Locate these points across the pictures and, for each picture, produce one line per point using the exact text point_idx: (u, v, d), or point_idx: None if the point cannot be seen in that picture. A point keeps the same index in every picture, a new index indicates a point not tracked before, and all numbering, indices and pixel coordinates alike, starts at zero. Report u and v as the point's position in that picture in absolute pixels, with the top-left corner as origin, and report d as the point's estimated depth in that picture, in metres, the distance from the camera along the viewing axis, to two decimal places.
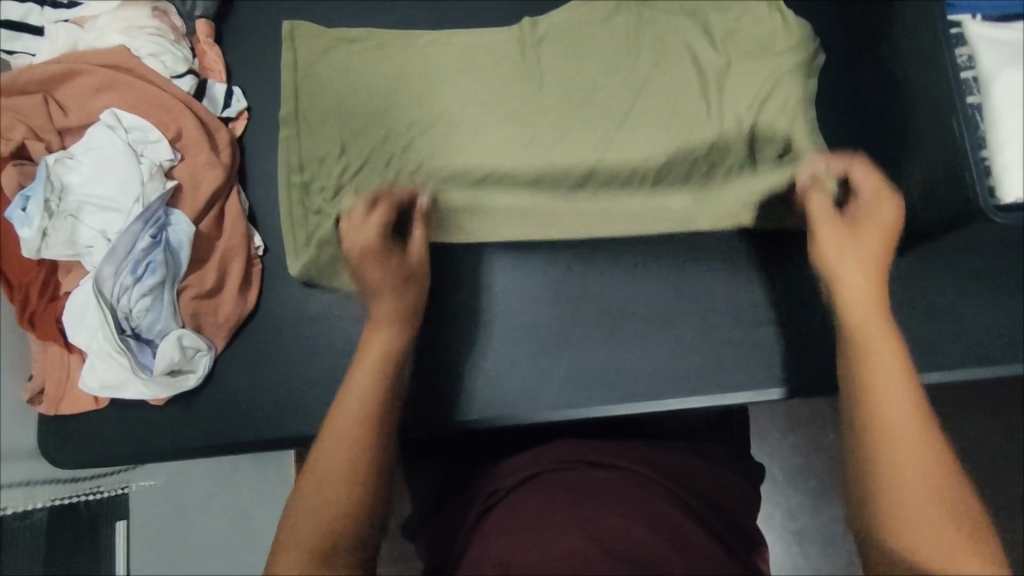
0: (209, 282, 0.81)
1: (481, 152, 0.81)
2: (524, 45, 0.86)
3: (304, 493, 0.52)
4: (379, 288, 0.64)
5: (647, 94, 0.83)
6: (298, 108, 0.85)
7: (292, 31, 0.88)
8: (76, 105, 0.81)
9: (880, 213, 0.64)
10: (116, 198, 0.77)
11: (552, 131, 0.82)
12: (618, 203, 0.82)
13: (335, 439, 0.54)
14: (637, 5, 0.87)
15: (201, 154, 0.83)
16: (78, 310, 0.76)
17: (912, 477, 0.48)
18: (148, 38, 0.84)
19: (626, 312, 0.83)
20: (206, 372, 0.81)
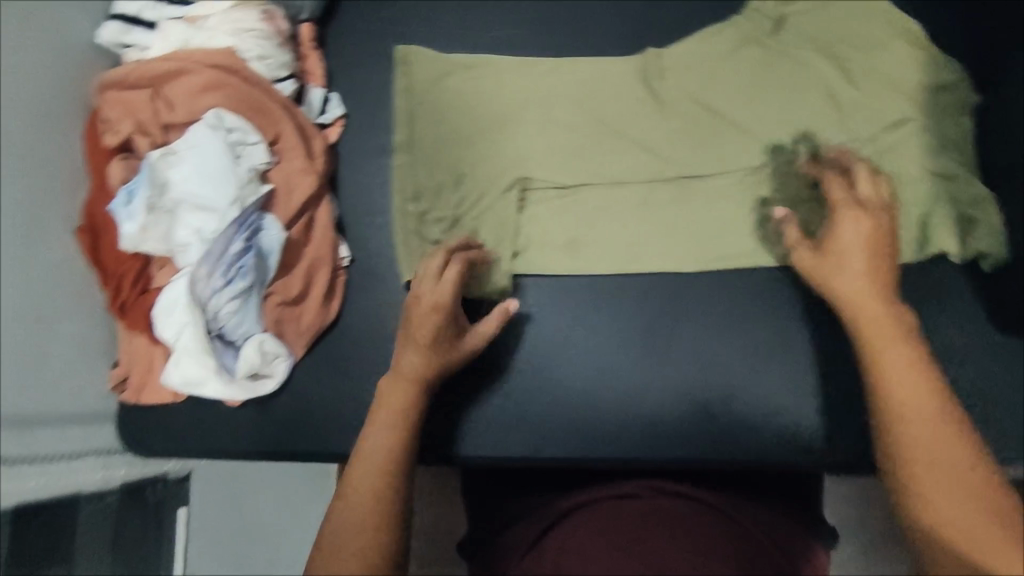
0: (295, 290, 0.82)
1: (603, 175, 0.85)
2: (648, 80, 0.87)
3: (336, 526, 0.56)
4: (413, 341, 0.67)
5: (786, 132, 0.82)
6: (413, 136, 0.88)
7: (405, 56, 0.91)
8: (181, 101, 0.81)
9: (841, 229, 0.65)
10: (212, 200, 0.78)
11: (662, 166, 0.84)
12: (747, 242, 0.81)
13: (364, 463, 0.59)
14: (764, 38, 0.86)
15: (297, 159, 0.84)
16: (170, 305, 0.78)
17: (935, 467, 0.50)
18: (255, 41, 0.84)
19: (714, 367, 0.79)
20: (284, 377, 0.82)
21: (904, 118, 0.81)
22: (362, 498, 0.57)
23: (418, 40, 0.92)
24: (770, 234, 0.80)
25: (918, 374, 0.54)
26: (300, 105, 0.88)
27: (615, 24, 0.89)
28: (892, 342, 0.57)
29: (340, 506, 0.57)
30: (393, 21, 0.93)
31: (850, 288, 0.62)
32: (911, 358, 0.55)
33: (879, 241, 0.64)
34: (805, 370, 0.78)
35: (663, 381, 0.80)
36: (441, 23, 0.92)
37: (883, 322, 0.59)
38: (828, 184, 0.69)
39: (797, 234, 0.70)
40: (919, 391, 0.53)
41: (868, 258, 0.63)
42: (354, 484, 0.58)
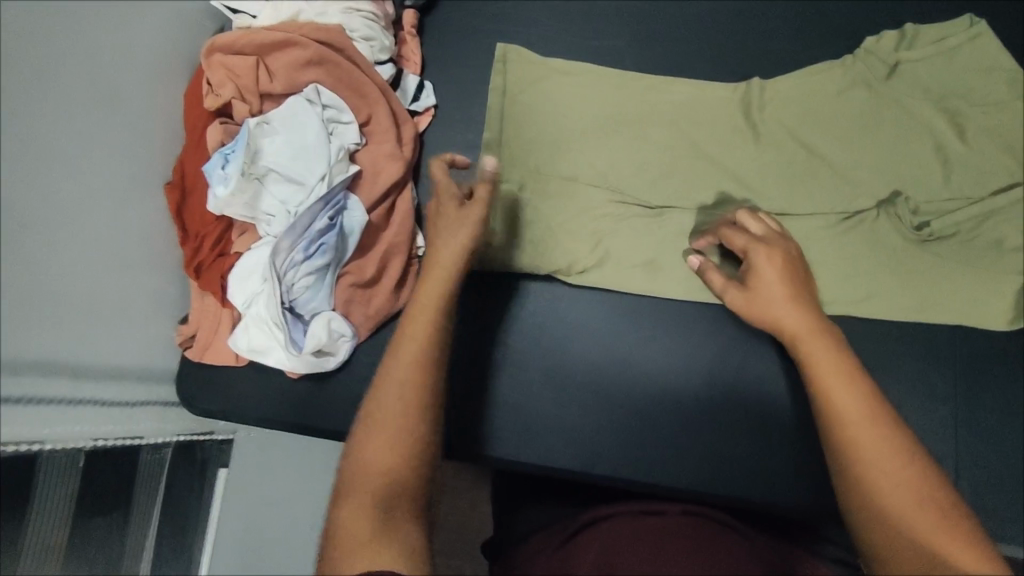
0: (369, 274, 0.82)
1: (687, 196, 0.85)
2: (748, 108, 0.86)
3: (359, 465, 0.53)
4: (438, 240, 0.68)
5: (888, 180, 0.83)
6: (502, 137, 0.87)
7: (505, 54, 0.90)
8: (281, 72, 0.82)
9: (761, 260, 0.70)
10: (302, 174, 0.79)
11: (757, 195, 0.83)
12: (844, 285, 0.79)
13: (395, 388, 0.57)
14: (873, 80, 0.86)
15: (386, 143, 0.84)
16: (246, 273, 0.80)
17: (898, 499, 0.51)
18: (363, 21, 0.85)
19: (778, 406, 0.78)
20: (345, 357, 0.82)
21: (1015, 181, 0.83)
22: (385, 452, 0.54)
23: (518, 37, 0.92)
24: (849, 280, 0.80)
25: (866, 407, 0.56)
26: (396, 89, 0.88)
27: (717, 50, 0.89)
28: (836, 376, 0.59)
29: (363, 442, 0.55)
30: (495, 15, 0.93)
31: (791, 322, 0.65)
32: (860, 402, 0.56)
33: (799, 276, 0.69)
34: None
35: (722, 414, 0.78)
36: (543, 23, 0.92)
37: (832, 359, 0.60)
38: (726, 235, 0.76)
39: (719, 278, 0.74)
40: (865, 424, 0.55)
41: (791, 294, 0.67)
42: (375, 435, 0.55)
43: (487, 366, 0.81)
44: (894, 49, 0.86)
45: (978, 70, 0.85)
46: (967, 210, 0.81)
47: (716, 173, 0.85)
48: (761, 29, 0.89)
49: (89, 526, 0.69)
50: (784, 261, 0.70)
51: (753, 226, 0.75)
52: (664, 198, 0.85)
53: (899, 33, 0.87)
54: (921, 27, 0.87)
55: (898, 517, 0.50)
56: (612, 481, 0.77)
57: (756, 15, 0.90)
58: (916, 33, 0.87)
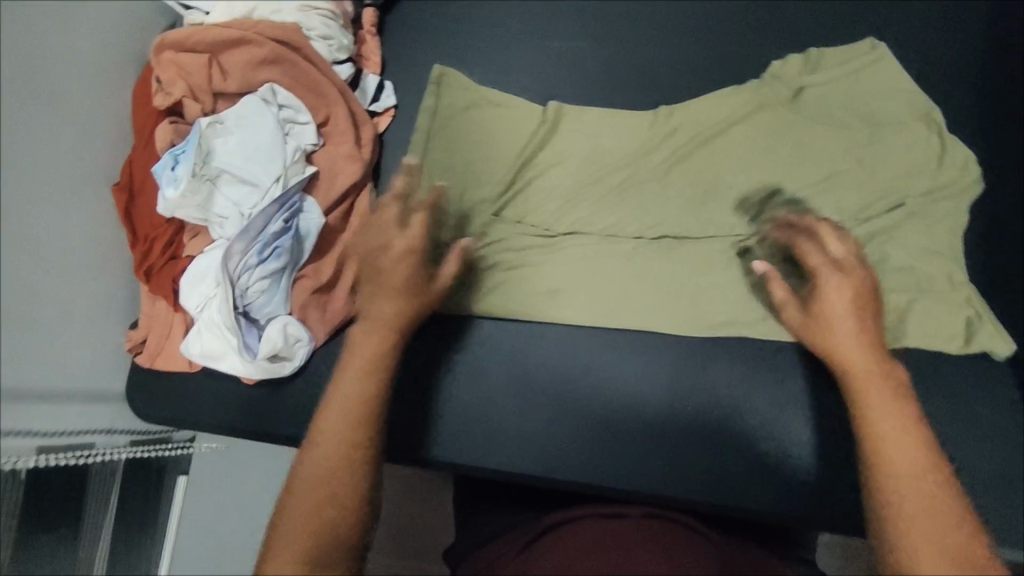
0: (325, 277, 0.81)
1: (642, 204, 0.85)
2: (681, 122, 0.86)
3: (291, 519, 0.51)
4: (387, 298, 0.63)
5: (789, 200, 0.82)
6: (424, 158, 0.86)
7: (440, 76, 0.89)
8: (236, 71, 0.80)
9: (835, 291, 0.63)
10: (256, 176, 0.77)
11: (646, 224, 0.84)
12: (733, 306, 0.80)
13: (324, 434, 0.55)
14: (805, 92, 0.87)
15: (344, 144, 0.83)
16: (198, 276, 0.78)
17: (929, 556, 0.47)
18: (321, 20, 0.83)
19: (740, 408, 0.77)
20: (301, 363, 0.80)
21: (897, 204, 0.83)
22: (315, 503, 0.52)
23: (480, 39, 0.91)
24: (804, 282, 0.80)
25: (918, 458, 0.51)
26: (355, 89, 0.87)
27: (677, 54, 0.89)
28: (900, 422, 0.53)
29: (293, 494, 0.52)
30: (457, 16, 0.92)
31: (858, 360, 0.59)
32: (915, 453, 0.51)
33: (871, 308, 0.62)
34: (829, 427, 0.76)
35: (683, 416, 0.78)
36: (505, 25, 0.92)
37: (893, 402, 0.55)
38: (800, 244, 0.67)
39: (784, 291, 0.67)
40: (915, 477, 0.50)
41: (863, 328, 0.61)
42: (303, 487, 0.53)
43: (442, 373, 0.81)
44: (800, 73, 0.87)
45: (931, 77, 0.87)
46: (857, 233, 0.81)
47: (667, 183, 0.85)
48: (721, 33, 0.90)
49: (31, 543, 0.66)
50: (858, 284, 0.62)
51: (836, 243, 0.65)
52: (615, 211, 0.85)
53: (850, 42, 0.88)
54: (825, 49, 0.88)
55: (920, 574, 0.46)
56: (576, 486, 0.76)
57: (718, 19, 0.90)
58: (820, 56, 0.88)
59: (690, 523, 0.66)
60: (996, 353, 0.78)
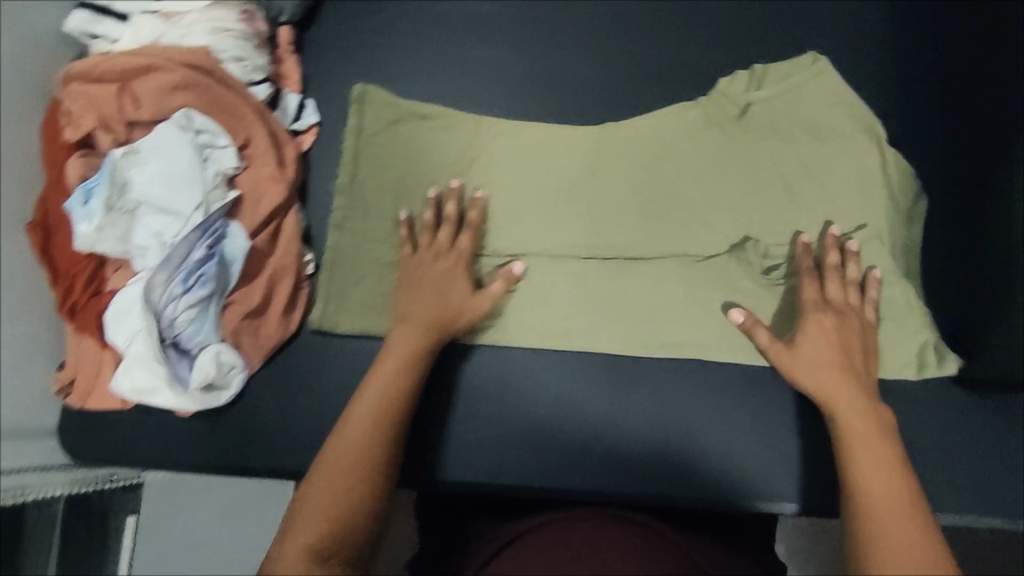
0: (255, 301, 0.79)
1: (578, 214, 0.83)
2: (620, 140, 0.84)
3: (312, 495, 0.57)
4: (432, 296, 0.75)
5: (734, 224, 0.81)
6: (353, 180, 0.85)
7: (362, 94, 0.87)
8: (149, 99, 0.78)
9: (818, 314, 0.72)
10: (176, 203, 0.76)
11: (596, 248, 0.82)
12: (689, 330, 0.79)
13: (350, 431, 0.62)
14: (745, 110, 0.83)
15: (265, 166, 0.82)
16: (121, 312, 0.75)
17: (894, 540, 0.53)
18: (233, 42, 0.81)
19: (688, 403, 0.78)
20: (238, 389, 0.80)
21: (859, 224, 0.79)
22: (334, 492, 0.57)
23: (400, 52, 0.90)
24: (737, 273, 0.80)
25: (887, 468, 0.59)
26: (274, 109, 0.85)
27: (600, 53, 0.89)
28: (877, 464, 0.59)
29: (317, 479, 0.59)
30: (375, 29, 0.91)
31: (845, 400, 0.66)
32: (885, 462, 0.59)
33: (853, 341, 0.71)
34: (771, 416, 0.77)
35: (632, 417, 0.78)
36: (425, 35, 0.91)
37: (863, 424, 0.64)
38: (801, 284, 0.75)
39: (768, 335, 0.73)
40: (886, 480, 0.58)
41: (838, 350, 0.70)
42: (323, 475, 0.59)
43: None
44: (745, 90, 0.83)
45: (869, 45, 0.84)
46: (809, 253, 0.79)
47: (603, 188, 0.83)
48: (649, 17, 0.87)
49: None
50: (838, 325, 0.72)
51: (833, 286, 0.74)
52: (552, 226, 0.83)
53: (781, 24, 0.85)
54: (770, 64, 0.83)
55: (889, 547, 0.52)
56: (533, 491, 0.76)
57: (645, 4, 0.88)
58: (764, 72, 0.83)
59: (685, 537, 0.66)
60: (943, 371, 0.74)
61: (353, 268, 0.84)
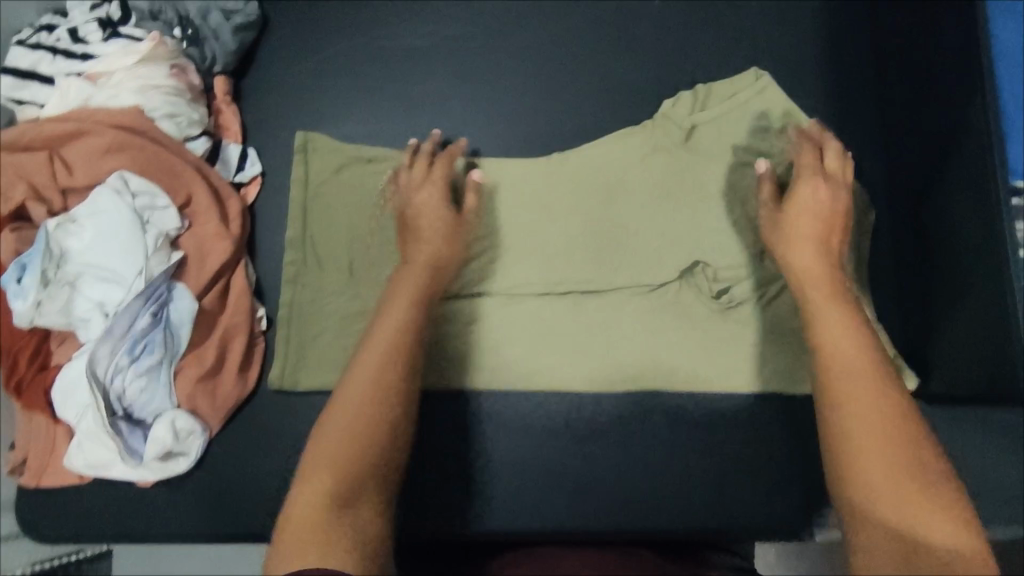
0: (208, 363, 0.77)
1: (536, 251, 0.82)
2: (571, 170, 0.83)
3: (343, 394, 0.59)
4: (424, 212, 0.76)
5: (684, 250, 0.81)
6: (304, 231, 0.84)
7: (305, 142, 0.86)
8: (81, 164, 0.76)
9: (804, 191, 0.72)
10: (117, 271, 0.74)
11: (550, 283, 0.81)
12: (647, 361, 0.79)
13: (381, 340, 0.65)
14: (689, 130, 0.82)
15: (210, 223, 0.79)
16: (68, 387, 0.73)
17: (851, 398, 0.53)
18: (164, 98, 0.79)
19: (651, 434, 0.79)
20: (198, 455, 0.77)
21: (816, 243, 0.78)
22: (361, 387, 0.59)
23: (341, 94, 0.89)
24: (691, 300, 0.80)
25: (849, 329, 0.59)
26: (215, 162, 0.84)
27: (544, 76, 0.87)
28: (839, 324, 0.60)
29: (348, 382, 0.60)
30: (314, 72, 0.89)
31: (812, 271, 0.67)
32: (849, 323, 0.60)
33: (840, 205, 0.72)
34: (733, 439, 0.78)
35: (598, 452, 0.79)
36: (364, 75, 0.89)
37: (829, 294, 0.64)
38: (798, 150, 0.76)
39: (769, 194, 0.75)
40: (844, 336, 0.58)
41: (826, 218, 0.71)
42: (357, 376, 0.61)
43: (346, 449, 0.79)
44: (689, 112, 0.83)
45: (804, 60, 0.84)
46: (756, 277, 0.80)
47: (557, 221, 0.83)
48: (587, 44, 0.87)
49: None
50: (827, 190, 0.72)
51: (830, 156, 0.75)
52: (511, 265, 0.82)
53: (718, 42, 0.85)
54: (711, 85, 0.84)
55: (844, 397, 0.53)
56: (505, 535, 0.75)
57: (580, 32, 0.87)
58: (707, 94, 0.84)
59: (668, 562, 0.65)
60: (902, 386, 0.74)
61: (306, 321, 0.82)
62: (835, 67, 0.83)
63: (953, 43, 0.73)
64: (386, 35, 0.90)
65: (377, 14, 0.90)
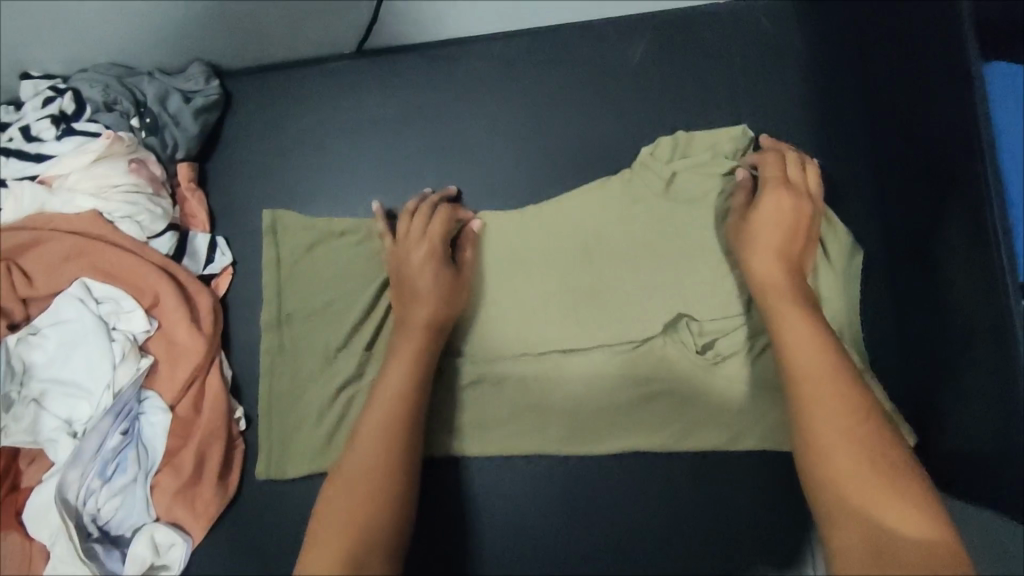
0: (186, 471, 0.74)
1: (520, 310, 0.79)
2: (552, 229, 0.80)
3: (353, 458, 0.63)
4: (418, 271, 0.74)
5: (670, 303, 0.77)
6: (281, 312, 0.80)
7: (272, 222, 0.82)
8: (43, 274, 0.75)
9: (770, 199, 0.72)
10: (85, 383, 0.72)
11: (530, 343, 0.79)
12: (637, 418, 0.77)
13: (385, 394, 0.67)
14: (664, 173, 0.78)
15: (180, 325, 0.75)
16: (39, 511, 0.71)
17: (824, 429, 0.57)
18: (122, 198, 0.75)
19: (656, 520, 0.76)
20: (181, 567, 0.74)
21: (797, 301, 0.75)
22: (369, 455, 0.63)
23: (309, 172, 0.86)
24: (686, 351, 0.77)
25: (813, 346, 0.62)
26: (183, 256, 0.80)
27: (522, 145, 0.83)
28: (803, 342, 0.63)
29: (357, 449, 0.64)
30: (280, 149, 0.86)
31: (771, 275, 0.69)
32: (812, 339, 0.63)
33: (800, 220, 0.71)
34: (742, 521, 0.75)
35: (601, 540, 0.76)
36: (332, 151, 0.86)
37: (788, 303, 0.66)
38: (764, 160, 0.75)
39: (742, 199, 0.75)
40: (809, 355, 0.62)
41: (787, 229, 0.71)
42: (365, 442, 0.64)
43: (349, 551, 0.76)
44: (669, 158, 0.79)
45: (792, 113, 0.80)
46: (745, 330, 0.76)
47: (539, 274, 0.80)
48: (564, 107, 0.83)
49: None
50: (788, 202, 0.72)
51: (791, 169, 0.74)
52: (496, 327, 0.79)
53: (702, 99, 0.81)
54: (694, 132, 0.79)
55: (817, 426, 0.58)
56: None
57: (556, 94, 0.83)
58: (689, 140, 0.79)
59: None
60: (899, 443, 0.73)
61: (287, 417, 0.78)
62: (825, 120, 0.80)
63: None
64: (353, 106, 0.86)
65: (345, 84, 0.86)
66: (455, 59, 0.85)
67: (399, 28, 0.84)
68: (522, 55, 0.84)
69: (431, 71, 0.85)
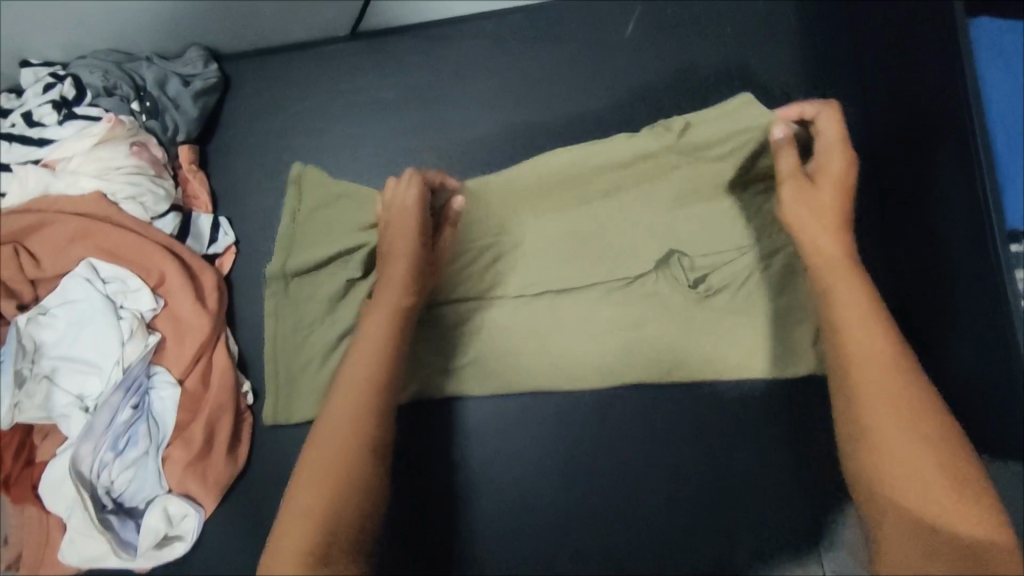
0: (196, 445, 0.76)
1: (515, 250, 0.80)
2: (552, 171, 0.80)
3: (334, 404, 0.61)
4: (400, 231, 0.69)
5: (660, 239, 0.78)
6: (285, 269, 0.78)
7: (299, 175, 0.81)
8: (49, 256, 0.76)
9: (834, 164, 0.64)
10: (95, 360, 0.74)
11: (526, 283, 0.80)
12: (628, 352, 0.78)
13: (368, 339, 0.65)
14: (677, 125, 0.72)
15: (187, 301, 0.77)
16: (54, 484, 0.73)
17: (865, 359, 0.56)
18: (125, 178, 0.77)
19: (657, 480, 0.78)
20: (194, 537, 0.77)
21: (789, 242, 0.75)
22: (349, 404, 0.61)
23: (308, 153, 0.87)
24: (674, 286, 0.78)
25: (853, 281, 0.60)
26: (187, 236, 0.82)
27: (516, 121, 0.85)
28: (839, 273, 0.61)
29: (340, 393, 0.61)
30: (279, 131, 0.88)
31: (802, 210, 0.64)
32: (849, 273, 0.61)
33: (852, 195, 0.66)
34: (741, 480, 0.77)
35: (601, 502, 0.78)
36: (331, 132, 0.87)
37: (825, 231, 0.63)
38: (826, 118, 0.65)
39: (792, 161, 0.65)
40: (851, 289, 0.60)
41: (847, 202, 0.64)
42: (343, 390, 0.61)
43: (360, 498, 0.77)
44: None
45: (782, 84, 0.82)
46: (736, 261, 0.77)
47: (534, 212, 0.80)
48: (558, 84, 0.85)
49: None
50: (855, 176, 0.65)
51: None
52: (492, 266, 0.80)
53: (692, 72, 0.83)
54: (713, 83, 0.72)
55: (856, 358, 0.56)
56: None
57: (550, 71, 0.85)
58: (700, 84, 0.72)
59: None
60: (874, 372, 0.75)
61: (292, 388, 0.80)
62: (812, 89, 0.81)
63: (938, 68, 0.71)
64: (350, 89, 0.87)
65: (342, 67, 0.87)
66: (449, 40, 0.86)
67: (393, 13, 0.85)
68: (515, 34, 0.86)
69: (426, 53, 0.86)
